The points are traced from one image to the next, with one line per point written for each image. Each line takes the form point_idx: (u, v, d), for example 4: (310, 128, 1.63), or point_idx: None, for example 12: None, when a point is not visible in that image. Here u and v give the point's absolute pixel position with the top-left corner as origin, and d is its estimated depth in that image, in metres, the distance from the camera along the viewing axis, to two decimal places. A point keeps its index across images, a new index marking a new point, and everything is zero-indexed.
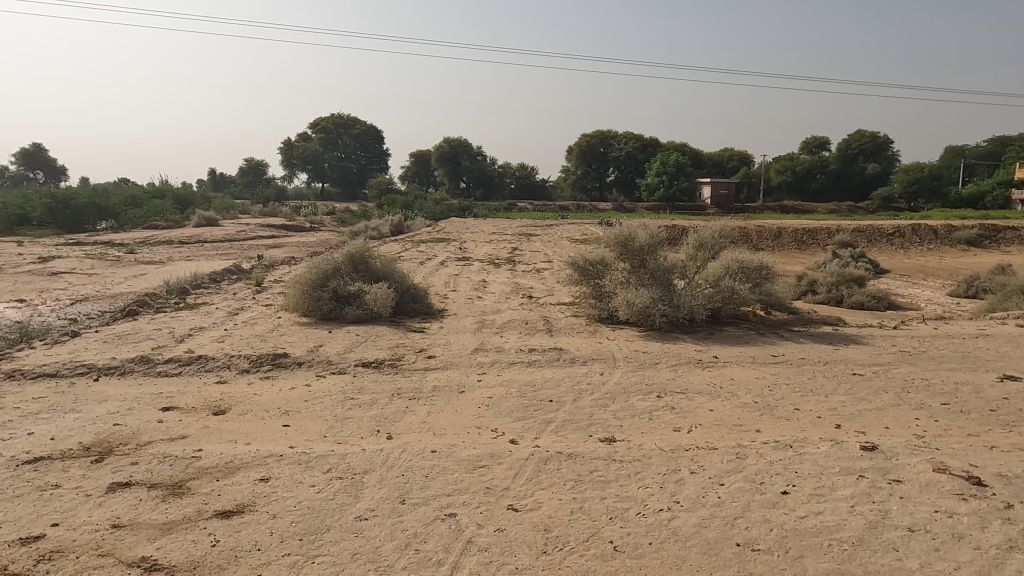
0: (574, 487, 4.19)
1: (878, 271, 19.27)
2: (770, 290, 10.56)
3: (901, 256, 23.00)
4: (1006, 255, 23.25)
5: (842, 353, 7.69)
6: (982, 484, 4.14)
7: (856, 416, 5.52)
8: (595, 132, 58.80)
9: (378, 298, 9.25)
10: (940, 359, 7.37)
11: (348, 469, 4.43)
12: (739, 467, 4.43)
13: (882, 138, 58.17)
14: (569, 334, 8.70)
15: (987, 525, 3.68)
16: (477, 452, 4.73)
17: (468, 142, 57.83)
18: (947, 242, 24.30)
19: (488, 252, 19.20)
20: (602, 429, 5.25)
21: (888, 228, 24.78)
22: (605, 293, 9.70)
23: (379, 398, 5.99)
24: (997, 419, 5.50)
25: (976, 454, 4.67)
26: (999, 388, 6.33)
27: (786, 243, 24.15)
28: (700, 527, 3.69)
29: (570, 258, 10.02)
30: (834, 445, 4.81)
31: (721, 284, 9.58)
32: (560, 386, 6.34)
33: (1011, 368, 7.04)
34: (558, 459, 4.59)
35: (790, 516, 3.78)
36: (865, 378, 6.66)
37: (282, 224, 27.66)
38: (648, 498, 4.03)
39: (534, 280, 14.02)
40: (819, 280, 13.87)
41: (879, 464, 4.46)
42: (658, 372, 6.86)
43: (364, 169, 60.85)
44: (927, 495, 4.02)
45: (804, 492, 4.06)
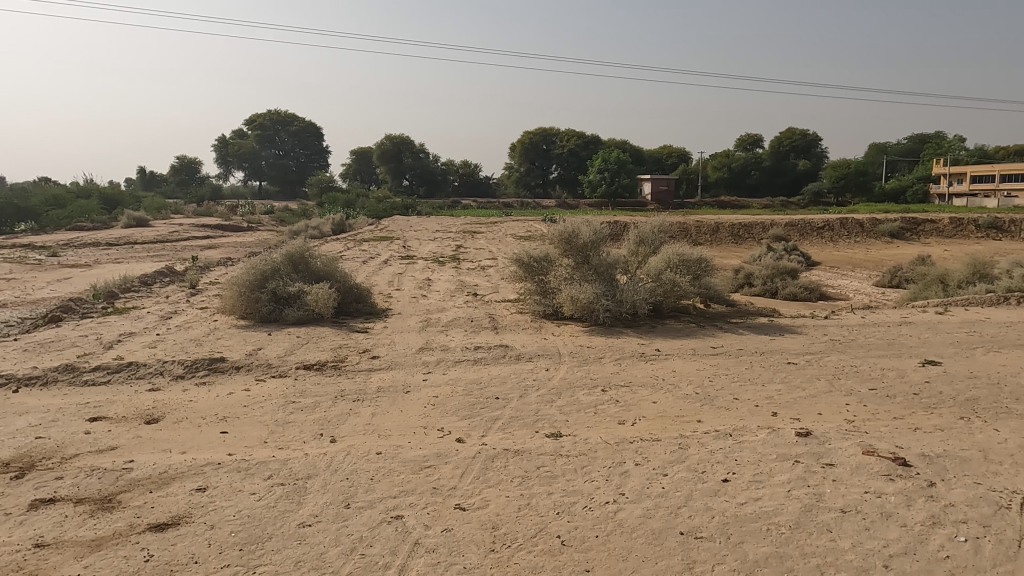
0: (522, 484, 4.19)
1: (810, 263, 20.08)
2: (709, 284, 10.80)
3: (831, 249, 24.00)
4: (926, 246, 24.58)
5: (778, 343, 7.96)
6: (907, 465, 4.36)
7: (791, 404, 5.73)
8: (537, 129, 59.17)
9: (319, 298, 9.06)
10: (867, 347, 7.73)
11: (290, 474, 4.32)
12: (682, 458, 4.53)
13: (812, 136, 60.76)
14: (515, 331, 8.72)
15: (912, 503, 3.87)
16: (423, 452, 4.69)
17: (410, 139, 57.46)
18: (872, 235, 25.49)
19: (431, 250, 19.05)
20: (548, 424, 5.27)
21: (818, 222, 25.80)
22: (549, 289, 9.76)
23: (322, 401, 5.86)
24: (919, 402, 5.81)
25: (901, 436, 4.92)
26: (921, 372, 6.69)
27: (724, 237, 24.84)
28: (645, 517, 3.75)
29: (514, 255, 10.04)
30: (771, 432, 4.97)
31: (663, 278, 9.80)
32: (506, 383, 6.35)
33: (932, 353, 7.46)
34: (505, 457, 4.59)
35: (730, 503, 3.89)
36: (799, 367, 6.91)
37: (217, 224, 26.72)
38: (595, 491, 4.07)
39: (478, 277, 14.00)
40: (755, 274, 14.35)
41: (813, 449, 4.64)
42: (603, 366, 6.96)
43: (304, 167, 59.59)
44: (858, 477, 4.20)
45: (743, 479, 4.19)
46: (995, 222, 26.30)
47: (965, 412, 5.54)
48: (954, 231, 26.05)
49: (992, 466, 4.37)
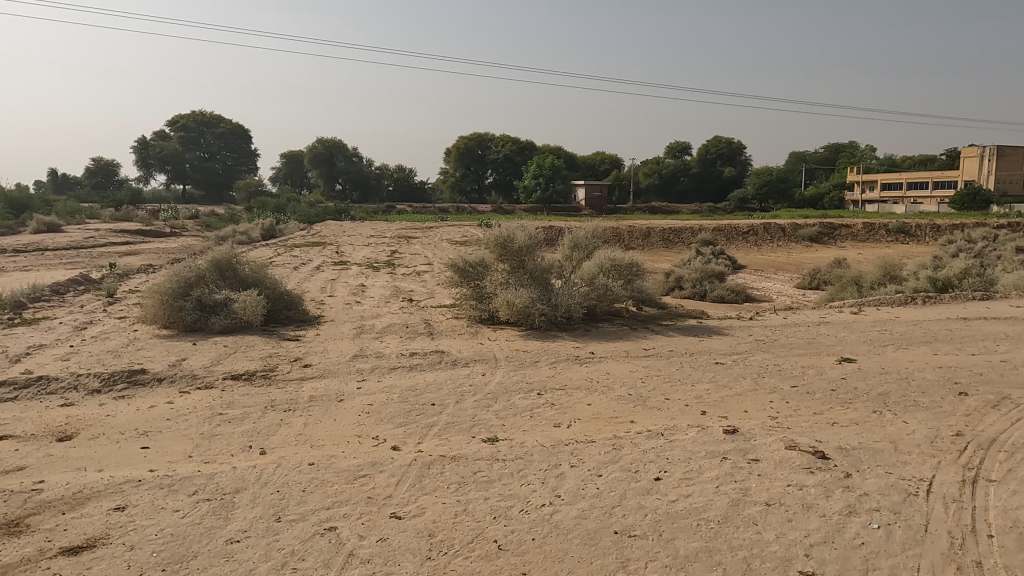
0: (458, 489, 4.17)
1: (736, 266, 20.86)
2: (641, 287, 11.07)
3: (755, 252, 25.02)
4: (842, 249, 25.96)
5: (706, 344, 8.24)
6: (825, 457, 4.58)
7: (718, 403, 5.93)
8: (472, 134, 59.18)
9: (247, 306, 8.75)
10: (789, 346, 8.10)
11: (217, 489, 4.15)
12: (616, 458, 4.61)
13: (738, 144, 63.17)
14: (450, 337, 8.68)
15: (830, 493, 4.07)
16: (357, 461, 4.60)
17: (342, 143, 56.56)
18: (793, 239, 26.72)
19: (365, 256, 18.76)
20: (485, 429, 5.27)
21: (743, 227, 26.85)
22: (485, 294, 9.77)
23: (251, 412, 5.66)
24: (836, 397, 6.13)
25: (821, 430, 5.17)
26: (838, 369, 7.05)
27: (655, 242, 25.51)
28: (581, 518, 3.80)
29: (449, 260, 9.99)
30: (700, 430, 5.13)
31: (596, 282, 9.98)
32: (442, 389, 6.31)
33: (847, 351, 7.87)
34: (440, 463, 4.56)
35: (662, 501, 3.99)
36: (726, 366, 7.17)
37: (137, 229, 25.49)
38: (531, 494, 4.09)
39: (413, 283, 13.87)
40: (685, 277, 14.79)
41: (739, 445, 4.81)
42: (538, 370, 7.02)
43: (230, 170, 57.64)
44: (781, 471, 4.39)
45: (674, 477, 4.31)
46: (903, 227, 28.05)
47: (878, 406, 5.87)
48: (867, 235, 27.63)
49: (902, 456, 4.65)
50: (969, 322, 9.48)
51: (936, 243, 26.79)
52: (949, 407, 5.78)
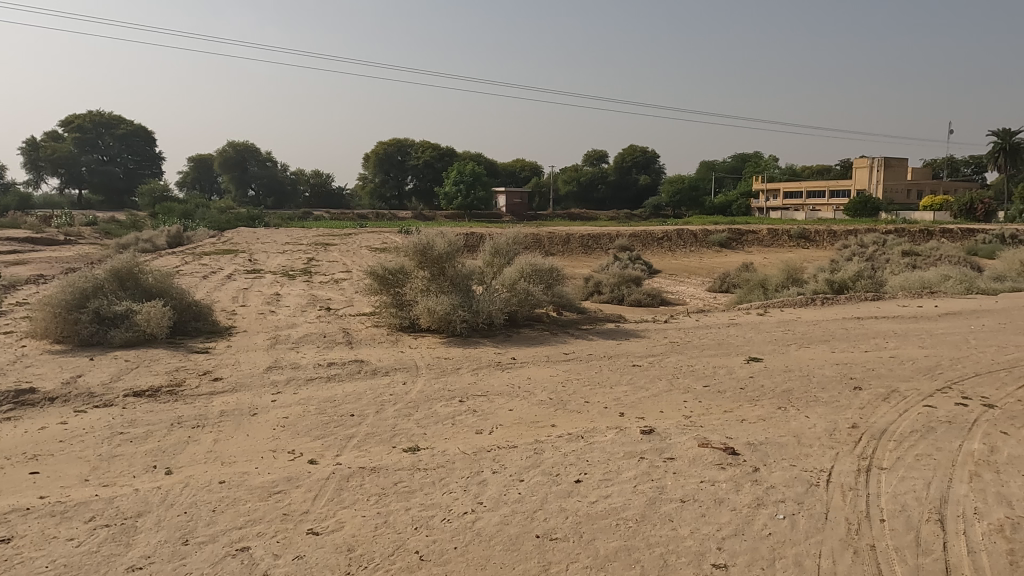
0: (378, 502, 4.09)
1: (652, 271, 21.56)
2: (560, 293, 11.25)
3: (669, 257, 25.92)
4: (749, 254, 27.30)
5: (624, 347, 8.45)
6: (735, 453, 4.80)
7: (636, 404, 6.09)
8: (390, 140, 58.55)
9: (151, 317, 8.29)
10: (701, 347, 8.42)
11: (117, 513, 3.89)
12: (537, 462, 4.65)
13: (651, 154, 65.73)
14: (370, 345, 8.51)
15: (740, 487, 4.26)
16: (272, 477, 4.43)
17: (255, 147, 54.82)
18: (705, 244, 27.87)
19: (280, 264, 18.14)
20: (406, 439, 5.19)
21: (658, 233, 27.77)
22: (405, 302, 9.64)
23: (155, 430, 5.35)
24: (745, 395, 6.42)
25: (730, 427, 5.41)
26: (746, 368, 7.39)
27: (574, 248, 25.96)
28: (503, 524, 3.80)
29: (367, 267, 9.80)
30: (618, 432, 5.26)
31: (517, 288, 10.04)
32: (361, 400, 6.17)
33: (755, 351, 8.26)
34: (360, 475, 4.46)
35: (583, 502, 4.06)
36: (643, 368, 7.39)
37: (25, 237, 23.58)
38: (453, 503, 4.06)
39: (331, 291, 13.53)
40: (603, 282, 15.15)
41: (656, 445, 4.97)
42: (460, 377, 6.99)
43: (132, 174, 54.40)
44: (694, 468, 4.55)
45: (594, 478, 4.39)
46: (804, 233, 29.83)
47: (782, 402, 6.20)
48: (771, 241, 29.20)
49: (804, 449, 4.93)
50: (862, 321, 10.17)
51: (832, 248, 28.66)
52: (845, 401, 6.18)
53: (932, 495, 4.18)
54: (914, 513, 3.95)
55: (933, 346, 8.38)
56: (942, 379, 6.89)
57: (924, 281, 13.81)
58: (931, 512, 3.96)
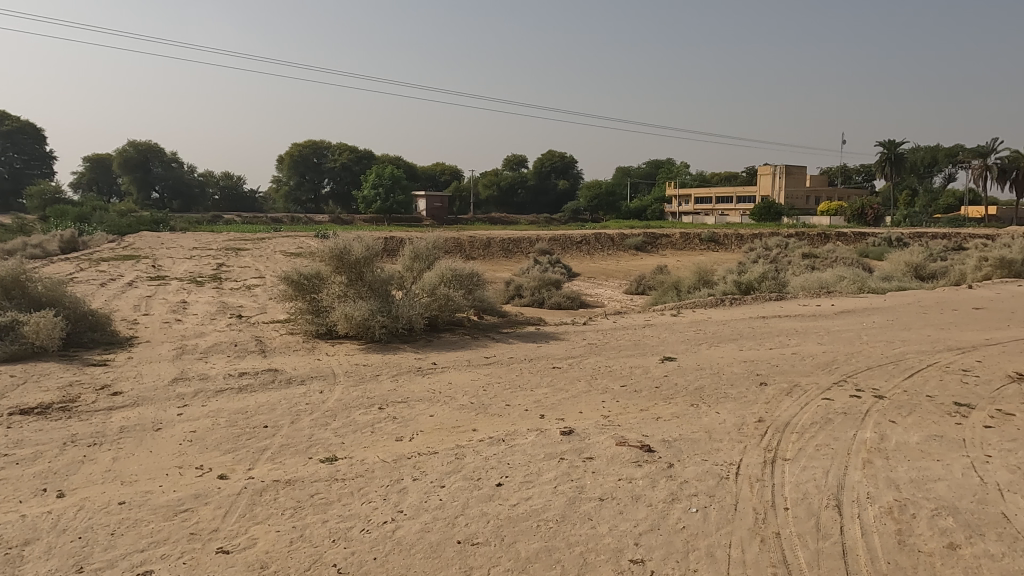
0: (293, 515, 3.95)
1: (571, 274, 21.96)
2: (481, 297, 11.28)
3: (588, 260, 26.50)
4: (663, 257, 28.27)
5: (544, 349, 8.54)
6: (651, 450, 4.94)
7: (556, 405, 6.17)
8: (305, 141, 56.97)
9: (41, 328, 7.69)
10: (619, 348, 8.64)
11: (2, 542, 3.59)
12: (458, 467, 4.63)
13: (569, 159, 67.30)
14: (285, 354, 8.23)
15: (656, 483, 4.39)
16: (178, 495, 4.20)
17: (159, 147, 51.92)
18: (621, 248, 28.67)
19: (187, 270, 17.25)
20: (323, 449, 5.05)
21: (576, 237, 28.32)
22: (322, 308, 9.37)
23: (45, 450, 4.96)
24: (660, 393, 6.64)
25: (646, 425, 5.57)
26: (661, 367, 7.64)
27: (495, 252, 26.08)
28: (424, 532, 3.76)
29: (282, 273, 9.47)
30: (539, 434, 5.31)
31: (437, 292, 9.97)
32: (275, 410, 5.96)
33: (669, 351, 8.55)
34: (274, 488, 4.30)
35: (504, 506, 4.07)
36: (563, 370, 7.49)
37: None
38: (372, 512, 3.98)
39: (243, 298, 13.00)
40: (524, 286, 15.32)
41: (576, 445, 5.05)
42: (379, 383, 6.85)
43: (19, 174, 50.34)
44: (612, 466, 4.66)
45: (515, 481, 4.41)
46: (714, 236, 31.21)
47: (695, 399, 6.44)
48: (684, 244, 30.36)
49: (715, 444, 5.14)
50: (767, 319, 10.74)
51: (740, 250, 30.11)
52: (752, 396, 6.49)
53: (830, 482, 4.45)
54: (815, 500, 4.19)
55: (830, 343, 8.94)
56: (839, 372, 7.36)
57: (822, 281, 14.74)
58: (829, 498, 4.22)
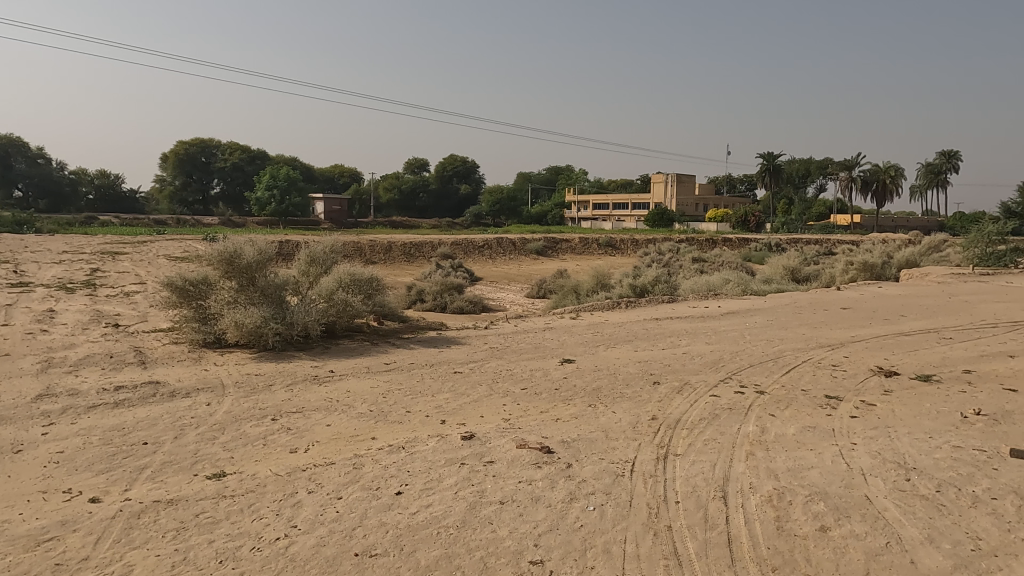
0: (176, 537, 3.70)
1: (473, 278, 22.06)
2: (382, 301, 11.07)
3: (489, 264, 26.69)
4: (563, 262, 28.89)
5: (445, 354, 8.50)
6: (550, 451, 5.02)
7: (457, 410, 6.14)
8: (192, 139, 53.84)
9: None
10: (520, 351, 8.74)
11: None
12: (356, 477, 4.51)
13: (471, 164, 67.50)
14: (168, 365, 7.71)
15: (555, 484, 4.47)
16: (43, 523, 3.83)
17: (22, 141, 47.32)
18: (523, 252, 29.08)
19: (55, 275, 15.82)
20: (210, 465, 4.77)
21: (479, 242, 28.40)
22: (209, 315, 8.87)
23: None
24: (559, 395, 6.77)
25: (546, 427, 5.66)
26: (560, 369, 7.80)
27: (396, 256, 25.71)
28: (319, 546, 3.63)
29: (164, 278, 8.88)
30: (439, 439, 5.27)
31: (335, 298, 9.69)
32: (156, 425, 5.56)
33: (567, 353, 8.75)
34: (155, 510, 4.01)
35: (404, 514, 4.00)
36: (464, 374, 7.48)
37: None
38: (263, 529, 3.80)
39: (120, 306, 12.07)
40: (426, 290, 15.21)
41: (476, 449, 5.05)
42: (273, 394, 6.56)
43: None
44: (513, 469, 4.69)
45: (415, 488, 4.35)
46: (611, 242, 32.34)
47: (592, 399, 6.62)
48: (583, 249, 31.16)
49: (612, 443, 5.30)
50: (660, 321, 11.22)
51: (635, 255, 31.34)
52: (646, 395, 6.75)
53: (717, 475, 4.70)
54: (703, 493, 4.41)
55: (717, 342, 9.47)
56: (724, 370, 7.80)
57: (710, 284, 15.56)
58: (716, 490, 4.45)
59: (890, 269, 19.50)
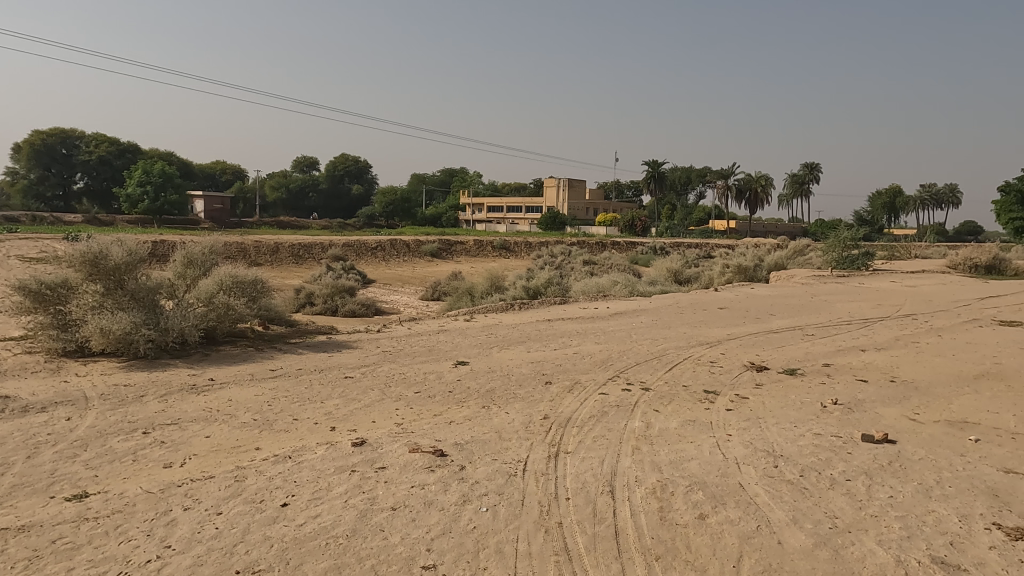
0: (28, 567, 3.35)
1: (366, 280, 21.61)
2: (267, 305, 10.58)
3: (383, 266, 26.22)
4: (458, 264, 28.89)
5: (336, 359, 8.25)
6: (444, 454, 5.00)
7: (348, 417, 5.98)
8: (51, 129, 49.11)
9: None
10: (413, 354, 8.64)
11: None
12: (238, 491, 4.28)
13: (363, 164, 66.59)
14: (20, 377, 6.97)
15: (448, 487, 4.45)
16: None
17: None
18: (417, 253, 28.81)
19: None
20: (70, 485, 4.36)
21: (371, 243, 27.84)
22: (70, 321, 8.12)
23: None
24: (453, 397, 6.75)
25: (439, 430, 5.63)
26: (454, 372, 7.79)
27: (284, 258, 24.70)
28: (196, 566, 3.41)
29: (16, 281, 8.04)
30: (329, 447, 5.11)
31: (215, 301, 9.16)
32: (5, 445, 5.00)
33: (461, 355, 8.75)
34: (2, 539, 3.61)
35: (289, 527, 3.84)
36: (355, 379, 7.30)
37: None
38: (132, 552, 3.52)
39: None
40: (316, 293, 14.68)
41: (367, 456, 4.93)
42: (144, 406, 6.09)
43: None
44: (405, 474, 4.63)
45: (302, 499, 4.18)
46: (505, 244, 32.74)
47: (485, 401, 6.66)
48: (478, 251, 31.34)
49: (505, 443, 5.35)
50: (553, 322, 11.48)
51: (529, 257, 31.89)
52: (538, 395, 6.87)
53: (605, 470, 4.86)
54: (592, 488, 4.55)
55: (606, 342, 9.81)
56: (613, 369, 8.09)
57: (600, 286, 16.08)
58: (604, 485, 4.60)
59: (761, 270, 20.97)
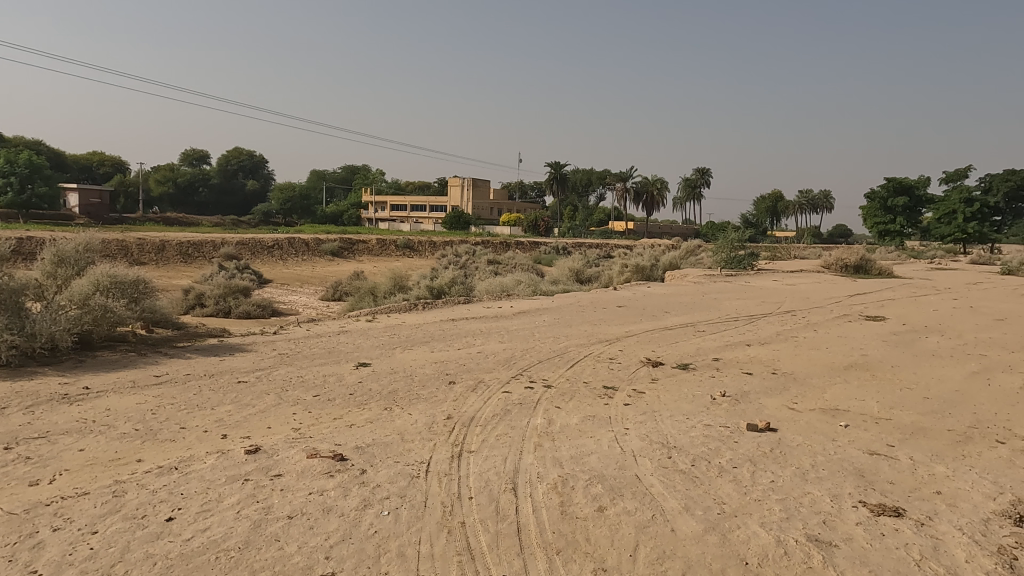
0: None
1: (262, 280, 20.71)
2: (151, 306, 9.89)
3: (280, 266, 25.21)
4: (360, 263, 28.26)
5: (228, 363, 7.84)
6: (344, 459, 4.87)
7: (241, 423, 5.70)
8: None
9: None
10: (311, 357, 8.36)
11: None
12: (117, 507, 3.98)
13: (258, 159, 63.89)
14: None
15: (348, 492, 4.34)
16: None
17: None
18: (317, 253, 27.92)
19: None
20: None
21: (267, 242, 26.70)
22: None
23: None
24: (354, 400, 6.59)
25: (339, 434, 5.48)
26: (355, 373, 7.60)
27: (170, 256, 23.22)
28: None
29: None
30: (220, 456, 4.85)
31: (91, 304, 8.46)
32: None
33: (363, 356, 8.55)
34: None
35: (175, 542, 3.61)
36: (249, 384, 6.97)
37: None
38: None
39: None
40: (206, 294, 13.89)
41: (262, 463, 4.72)
42: (6, 419, 5.53)
43: None
44: (303, 481, 4.47)
45: (190, 512, 3.95)
46: (408, 243, 32.38)
47: (387, 402, 6.55)
48: (380, 251, 30.77)
49: (407, 445, 5.28)
50: (457, 322, 11.44)
51: (433, 256, 31.71)
52: (441, 395, 6.83)
53: (507, 468, 4.90)
54: (495, 486, 4.58)
55: (509, 341, 9.89)
56: (516, 367, 8.17)
57: (503, 285, 16.20)
58: (506, 483, 4.64)
59: (657, 270, 21.89)
